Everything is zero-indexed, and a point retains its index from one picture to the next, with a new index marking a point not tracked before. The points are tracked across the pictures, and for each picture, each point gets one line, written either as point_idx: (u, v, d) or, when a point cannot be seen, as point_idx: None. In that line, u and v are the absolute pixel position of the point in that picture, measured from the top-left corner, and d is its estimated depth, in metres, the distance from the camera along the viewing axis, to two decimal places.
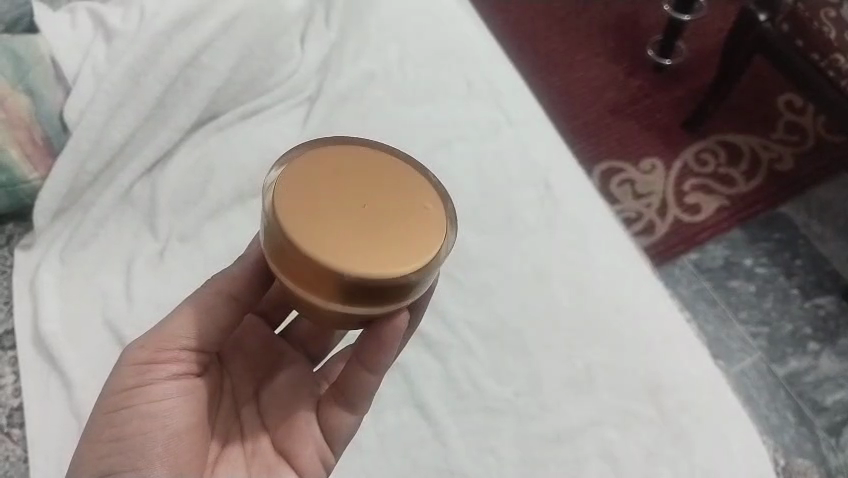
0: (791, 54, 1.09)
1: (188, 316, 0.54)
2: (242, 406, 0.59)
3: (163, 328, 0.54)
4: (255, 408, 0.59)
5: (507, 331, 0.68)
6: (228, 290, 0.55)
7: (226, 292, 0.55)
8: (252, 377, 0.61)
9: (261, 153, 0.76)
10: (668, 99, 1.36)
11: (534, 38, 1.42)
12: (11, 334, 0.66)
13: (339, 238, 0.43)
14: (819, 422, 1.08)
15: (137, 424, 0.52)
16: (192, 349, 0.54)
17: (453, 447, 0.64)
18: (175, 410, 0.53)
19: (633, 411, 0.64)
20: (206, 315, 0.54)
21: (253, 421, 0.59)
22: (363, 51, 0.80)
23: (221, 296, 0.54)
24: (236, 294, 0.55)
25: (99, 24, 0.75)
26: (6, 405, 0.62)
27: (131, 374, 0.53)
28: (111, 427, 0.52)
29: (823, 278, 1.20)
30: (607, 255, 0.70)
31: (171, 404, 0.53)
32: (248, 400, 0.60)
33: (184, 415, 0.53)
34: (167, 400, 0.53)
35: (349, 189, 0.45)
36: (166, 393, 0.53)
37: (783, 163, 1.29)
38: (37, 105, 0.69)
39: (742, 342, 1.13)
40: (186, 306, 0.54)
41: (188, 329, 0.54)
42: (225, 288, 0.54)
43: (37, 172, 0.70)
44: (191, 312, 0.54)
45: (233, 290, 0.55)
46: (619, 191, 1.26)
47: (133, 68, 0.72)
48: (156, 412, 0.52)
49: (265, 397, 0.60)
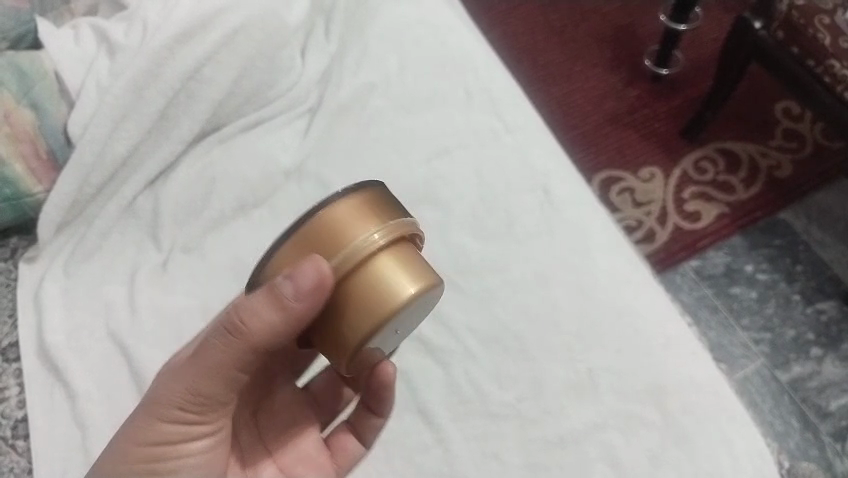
0: (786, 61, 1.09)
1: (224, 372, 0.50)
2: (241, 430, 0.62)
3: (199, 383, 0.51)
4: (255, 432, 0.62)
5: (509, 335, 0.68)
6: (261, 346, 0.49)
7: (259, 345, 0.49)
8: (249, 398, 0.63)
9: (263, 165, 0.77)
10: (666, 107, 1.37)
11: (532, 50, 1.44)
12: (16, 346, 0.66)
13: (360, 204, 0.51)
14: (824, 427, 1.08)
15: (177, 464, 0.54)
16: (228, 400, 0.53)
17: (457, 453, 0.64)
18: (214, 454, 0.56)
19: (635, 414, 0.64)
20: (241, 368, 0.51)
21: (250, 442, 0.62)
22: (363, 62, 0.81)
23: (256, 348, 0.49)
24: (269, 346, 0.49)
25: (102, 38, 0.76)
26: (11, 417, 0.62)
27: (173, 412, 0.52)
28: (150, 463, 0.53)
29: (824, 283, 1.20)
30: (609, 258, 0.70)
31: (208, 448, 0.55)
32: (247, 422, 0.62)
33: (219, 456, 0.56)
34: (202, 444, 0.55)
35: None
36: (202, 438, 0.54)
37: (782, 169, 1.29)
38: (40, 118, 0.70)
39: (744, 348, 1.13)
40: (219, 358, 0.50)
41: (225, 383, 0.51)
42: (256, 339, 0.48)
43: (41, 185, 0.71)
44: (225, 367, 0.50)
45: (265, 342, 0.49)
46: (618, 200, 1.28)
47: (137, 81, 0.73)
48: (194, 458, 0.54)
49: (262, 421, 0.63)
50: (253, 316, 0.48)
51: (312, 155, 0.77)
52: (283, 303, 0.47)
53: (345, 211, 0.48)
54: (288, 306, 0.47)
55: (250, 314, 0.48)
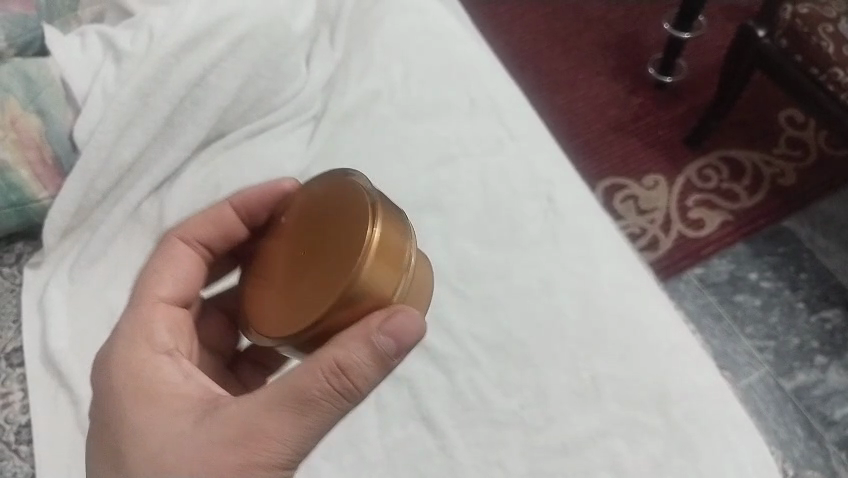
0: (791, 69, 1.10)
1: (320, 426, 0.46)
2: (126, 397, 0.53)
3: (296, 439, 0.46)
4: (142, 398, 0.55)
5: (513, 342, 0.68)
6: (358, 400, 0.46)
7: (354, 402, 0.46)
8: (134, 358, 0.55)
9: (267, 172, 0.77)
10: (670, 115, 1.37)
11: (536, 58, 1.44)
12: (20, 351, 0.67)
13: (349, 217, 0.47)
14: (829, 436, 1.07)
15: None
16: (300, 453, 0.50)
17: (460, 460, 0.64)
18: None
19: (638, 422, 0.64)
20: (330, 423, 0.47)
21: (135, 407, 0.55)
22: (368, 71, 0.81)
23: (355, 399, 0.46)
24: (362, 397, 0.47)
25: (108, 45, 0.76)
26: (15, 422, 0.63)
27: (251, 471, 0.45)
28: None
29: (828, 291, 1.19)
30: (612, 266, 0.70)
31: None
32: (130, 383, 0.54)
33: None
34: None
35: (307, 256, 0.48)
36: None
37: (786, 177, 1.29)
38: (47, 125, 0.71)
39: (749, 356, 1.13)
40: (321, 411, 0.46)
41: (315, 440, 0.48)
42: (360, 390, 0.46)
43: (47, 191, 0.71)
44: (323, 420, 0.46)
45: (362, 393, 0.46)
46: (622, 207, 1.28)
47: (143, 87, 0.74)
48: None
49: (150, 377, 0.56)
50: (361, 370, 0.45)
51: (316, 162, 0.78)
52: (386, 358, 0.45)
53: (387, 261, 0.45)
54: (391, 360, 0.46)
55: (351, 374, 0.45)
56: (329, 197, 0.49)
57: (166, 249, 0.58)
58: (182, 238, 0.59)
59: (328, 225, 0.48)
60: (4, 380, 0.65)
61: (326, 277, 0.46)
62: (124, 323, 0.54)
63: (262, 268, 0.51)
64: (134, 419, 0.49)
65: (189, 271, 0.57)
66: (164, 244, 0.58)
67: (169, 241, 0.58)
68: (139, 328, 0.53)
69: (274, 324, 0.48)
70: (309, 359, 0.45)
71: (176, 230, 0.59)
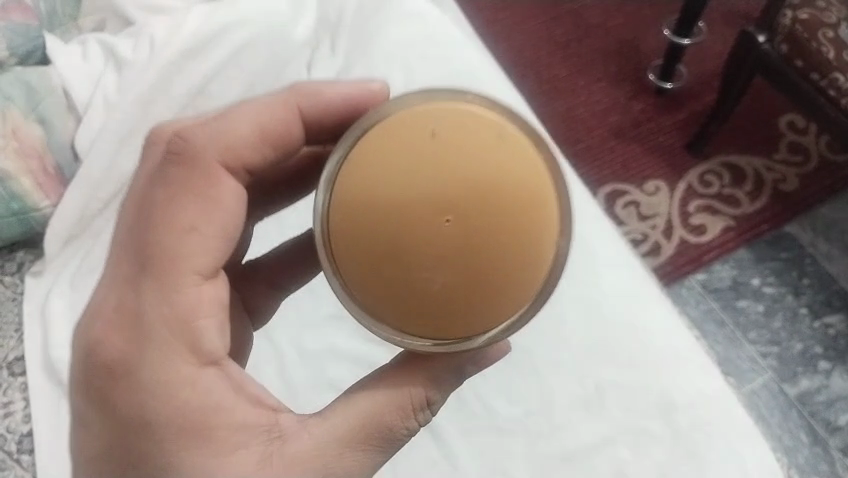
0: (791, 75, 1.10)
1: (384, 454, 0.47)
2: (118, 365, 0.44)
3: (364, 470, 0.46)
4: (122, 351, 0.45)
5: (516, 351, 0.68)
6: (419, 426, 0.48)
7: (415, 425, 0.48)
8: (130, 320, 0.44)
9: None
10: (670, 121, 1.37)
11: (536, 64, 1.44)
12: (22, 360, 0.66)
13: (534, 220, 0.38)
14: (833, 442, 1.09)
15: None
16: None
17: (465, 468, 0.64)
18: None
19: (644, 431, 0.64)
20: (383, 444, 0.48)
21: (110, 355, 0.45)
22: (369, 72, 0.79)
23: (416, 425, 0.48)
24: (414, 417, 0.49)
25: (109, 54, 0.78)
26: (16, 431, 0.63)
27: None
28: None
29: (831, 296, 1.20)
30: (614, 271, 0.69)
31: None
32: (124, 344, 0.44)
33: None
34: None
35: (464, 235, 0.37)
36: None
37: (788, 183, 1.29)
38: (49, 136, 0.72)
39: (752, 362, 1.14)
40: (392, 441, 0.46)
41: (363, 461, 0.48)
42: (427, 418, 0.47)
43: (48, 200, 0.71)
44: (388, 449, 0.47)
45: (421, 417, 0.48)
46: (624, 213, 1.27)
47: (144, 97, 0.76)
48: None
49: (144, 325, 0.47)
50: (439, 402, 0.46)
51: None
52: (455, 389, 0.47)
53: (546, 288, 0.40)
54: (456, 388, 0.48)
55: (433, 404, 0.46)
56: (526, 173, 0.38)
57: (203, 182, 0.46)
58: (226, 159, 0.47)
59: (502, 221, 0.37)
60: (5, 390, 0.65)
61: (487, 280, 0.38)
62: (150, 321, 0.44)
63: (384, 192, 0.37)
64: (178, 451, 0.43)
65: (231, 213, 0.47)
66: (202, 174, 0.46)
67: (210, 171, 0.46)
68: (177, 329, 0.44)
69: (372, 282, 0.38)
70: (387, 392, 0.45)
71: (219, 148, 0.47)
